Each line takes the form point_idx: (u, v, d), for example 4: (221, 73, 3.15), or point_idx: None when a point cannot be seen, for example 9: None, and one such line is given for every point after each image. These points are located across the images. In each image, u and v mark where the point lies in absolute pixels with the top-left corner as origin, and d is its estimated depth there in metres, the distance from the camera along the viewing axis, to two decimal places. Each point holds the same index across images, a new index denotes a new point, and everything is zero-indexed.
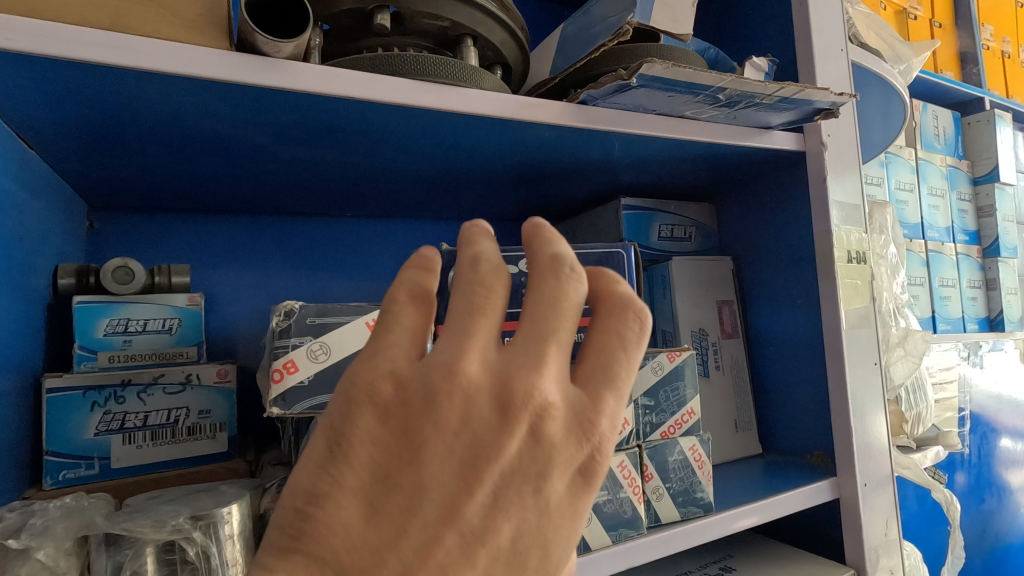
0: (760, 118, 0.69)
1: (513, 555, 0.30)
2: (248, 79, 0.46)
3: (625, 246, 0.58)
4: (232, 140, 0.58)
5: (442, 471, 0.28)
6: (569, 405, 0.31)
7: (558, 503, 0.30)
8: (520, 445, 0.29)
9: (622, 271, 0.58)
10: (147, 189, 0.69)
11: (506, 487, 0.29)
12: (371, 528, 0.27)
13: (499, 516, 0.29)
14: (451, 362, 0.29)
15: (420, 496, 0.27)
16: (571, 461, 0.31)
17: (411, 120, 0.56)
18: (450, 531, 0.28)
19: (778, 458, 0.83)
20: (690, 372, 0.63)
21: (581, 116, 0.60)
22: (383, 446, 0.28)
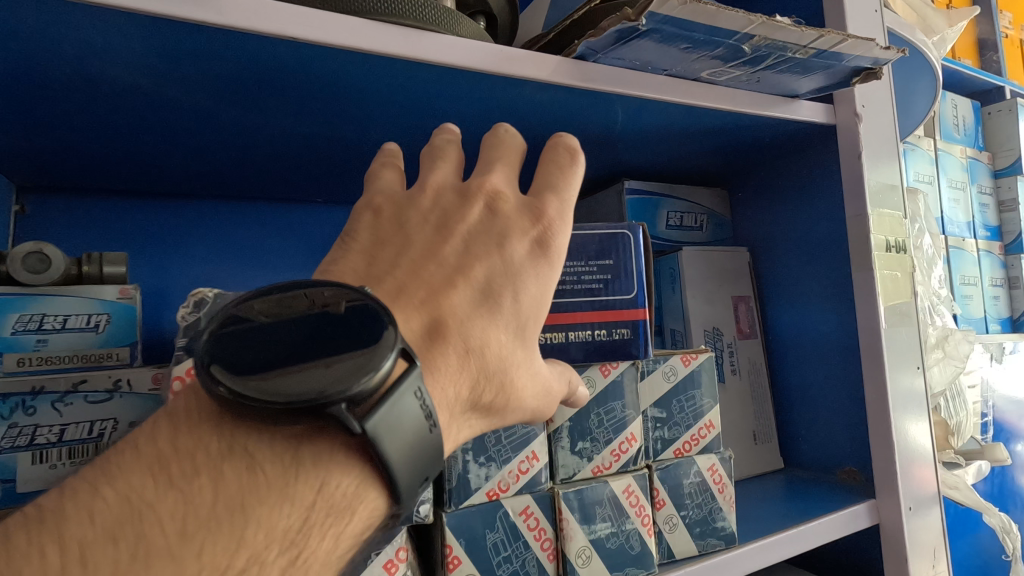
0: (786, 83, 0.60)
1: (487, 294, 0.37)
2: (155, 8, 0.36)
3: (633, 227, 0.48)
4: (161, 101, 0.48)
5: (423, 231, 0.39)
6: (521, 200, 0.40)
7: (521, 263, 0.38)
8: (481, 216, 0.39)
9: (627, 257, 0.48)
10: (77, 166, 0.60)
11: (475, 242, 0.38)
12: (371, 271, 0.37)
13: (472, 263, 0.38)
14: (425, 177, 0.41)
15: (407, 246, 0.38)
16: (527, 231, 0.39)
17: (373, 74, 0.46)
18: (431, 263, 0.37)
19: (804, 475, 0.73)
20: (709, 378, 0.53)
21: (578, 74, 0.50)
22: (380, 229, 0.39)
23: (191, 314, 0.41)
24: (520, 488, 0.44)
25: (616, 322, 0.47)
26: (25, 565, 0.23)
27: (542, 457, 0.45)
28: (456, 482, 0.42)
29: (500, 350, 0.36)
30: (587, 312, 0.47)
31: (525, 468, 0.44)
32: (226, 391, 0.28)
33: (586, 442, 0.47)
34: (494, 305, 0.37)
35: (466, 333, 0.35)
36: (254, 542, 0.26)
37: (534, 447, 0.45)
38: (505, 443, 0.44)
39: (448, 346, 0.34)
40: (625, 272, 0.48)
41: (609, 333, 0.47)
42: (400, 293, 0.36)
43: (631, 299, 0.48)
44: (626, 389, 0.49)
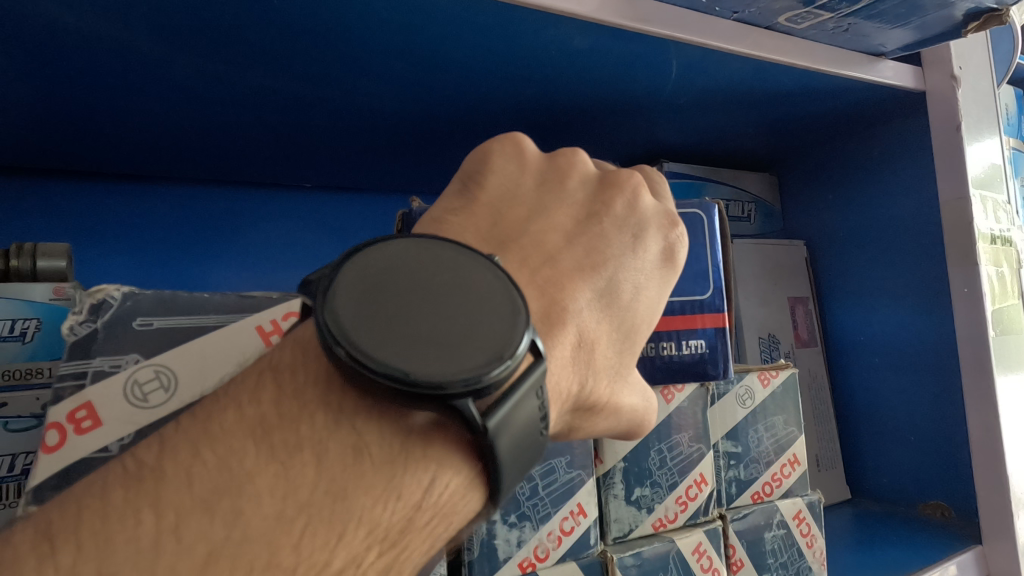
0: (876, 36, 0.49)
1: (610, 290, 0.28)
2: None
3: (706, 206, 0.38)
4: (88, 44, 0.36)
5: (565, 194, 0.29)
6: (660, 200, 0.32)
7: (649, 267, 0.30)
8: (626, 200, 0.30)
9: (698, 244, 0.37)
10: (2, 137, 0.49)
11: (614, 222, 0.29)
12: (495, 230, 0.27)
13: (605, 254, 0.29)
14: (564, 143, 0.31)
15: (537, 216, 0.28)
16: (662, 236, 0.30)
17: (368, 9, 0.35)
18: (562, 245, 0.28)
19: (879, 511, 0.62)
20: (793, 402, 0.42)
21: (630, 12, 0.39)
22: (515, 177, 0.29)
23: (84, 325, 0.31)
24: (563, 555, 0.33)
25: (685, 331, 0.37)
26: (112, 536, 0.17)
27: (591, 512, 0.34)
28: (479, 550, 0.32)
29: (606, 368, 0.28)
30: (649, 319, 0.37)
31: (568, 528, 0.34)
32: (339, 350, 0.19)
33: (645, 487, 0.36)
34: (613, 313, 0.28)
35: (583, 326, 0.27)
36: (352, 542, 0.19)
37: (580, 500, 0.34)
38: (543, 495, 0.33)
39: (566, 331, 0.26)
40: (698, 266, 0.37)
41: (678, 346, 0.37)
42: (525, 269, 0.26)
43: (704, 301, 0.37)
44: (693, 418, 0.38)
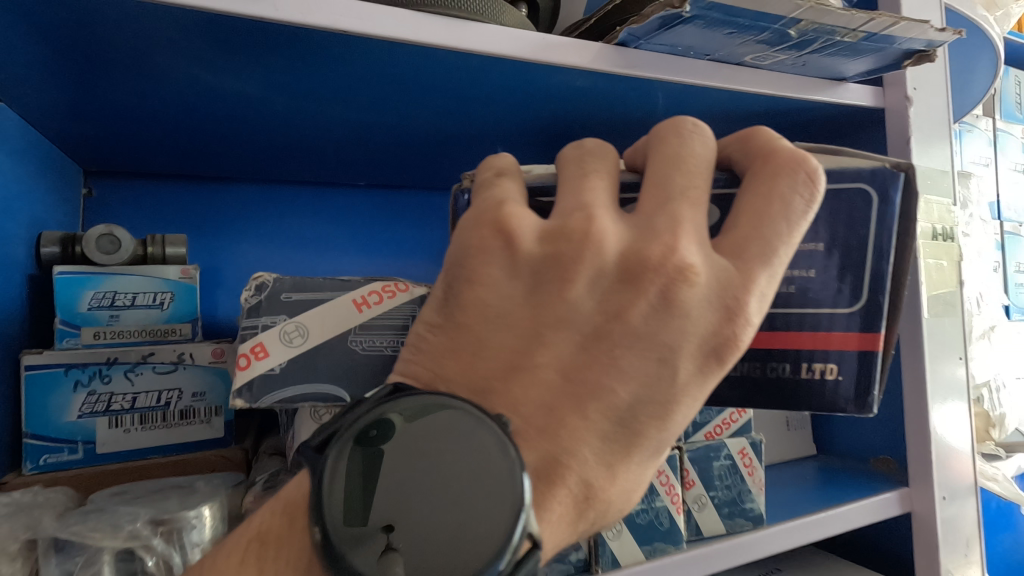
0: (835, 65, 0.58)
1: (621, 421, 0.31)
2: (217, 5, 0.37)
3: (876, 181, 0.40)
4: (211, 87, 0.50)
5: (562, 310, 0.32)
6: (718, 273, 0.31)
7: (674, 385, 0.31)
8: (654, 303, 0.31)
9: (843, 246, 0.41)
10: (138, 149, 0.63)
11: (623, 346, 0.31)
12: (488, 356, 0.32)
13: (620, 377, 0.31)
14: (584, 227, 0.32)
15: (534, 342, 0.32)
16: (692, 348, 0.31)
17: (415, 65, 0.47)
18: (558, 375, 0.31)
19: (837, 462, 0.73)
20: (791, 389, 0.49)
21: (620, 61, 0.50)
22: (507, 290, 0.32)
23: (253, 297, 0.44)
24: None
25: (826, 352, 0.42)
26: None
27: None
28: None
29: (630, 478, 0.32)
30: (804, 339, 0.42)
31: None
32: (319, 532, 0.27)
33: None
34: (634, 439, 0.31)
35: (586, 471, 0.31)
36: None
37: None
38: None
39: (565, 486, 0.30)
40: (862, 276, 0.42)
41: (828, 365, 0.42)
42: (528, 404, 0.31)
43: (843, 315, 0.42)
44: None
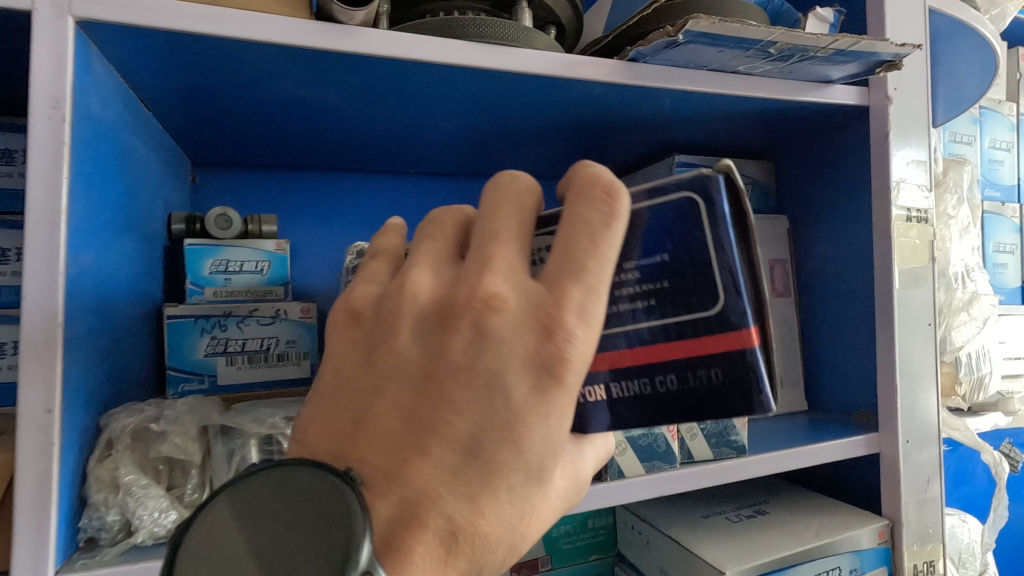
0: (818, 72, 0.67)
1: (466, 454, 0.32)
2: (323, 44, 0.51)
3: (699, 179, 0.33)
4: (305, 99, 0.64)
5: (389, 364, 0.34)
6: (529, 300, 0.31)
7: (511, 410, 0.31)
8: (469, 337, 0.32)
9: (689, 237, 0.33)
10: (241, 146, 0.78)
11: (449, 384, 0.32)
12: (341, 412, 0.35)
13: (454, 410, 0.32)
14: (404, 283, 0.34)
15: (370, 397, 0.34)
16: (522, 369, 0.31)
17: (465, 81, 0.60)
18: (394, 424, 0.33)
19: (822, 414, 0.84)
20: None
21: (630, 74, 0.61)
22: (349, 353, 0.36)
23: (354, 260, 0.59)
24: None
25: (705, 358, 0.34)
26: None
27: None
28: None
29: (502, 505, 0.33)
30: (673, 351, 0.34)
31: None
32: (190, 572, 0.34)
33: None
34: (486, 467, 0.32)
35: (442, 509, 0.32)
36: None
37: None
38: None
39: (422, 530, 0.32)
40: (718, 273, 0.33)
41: (706, 374, 0.34)
42: (376, 452, 0.33)
43: (714, 316, 0.33)
44: None
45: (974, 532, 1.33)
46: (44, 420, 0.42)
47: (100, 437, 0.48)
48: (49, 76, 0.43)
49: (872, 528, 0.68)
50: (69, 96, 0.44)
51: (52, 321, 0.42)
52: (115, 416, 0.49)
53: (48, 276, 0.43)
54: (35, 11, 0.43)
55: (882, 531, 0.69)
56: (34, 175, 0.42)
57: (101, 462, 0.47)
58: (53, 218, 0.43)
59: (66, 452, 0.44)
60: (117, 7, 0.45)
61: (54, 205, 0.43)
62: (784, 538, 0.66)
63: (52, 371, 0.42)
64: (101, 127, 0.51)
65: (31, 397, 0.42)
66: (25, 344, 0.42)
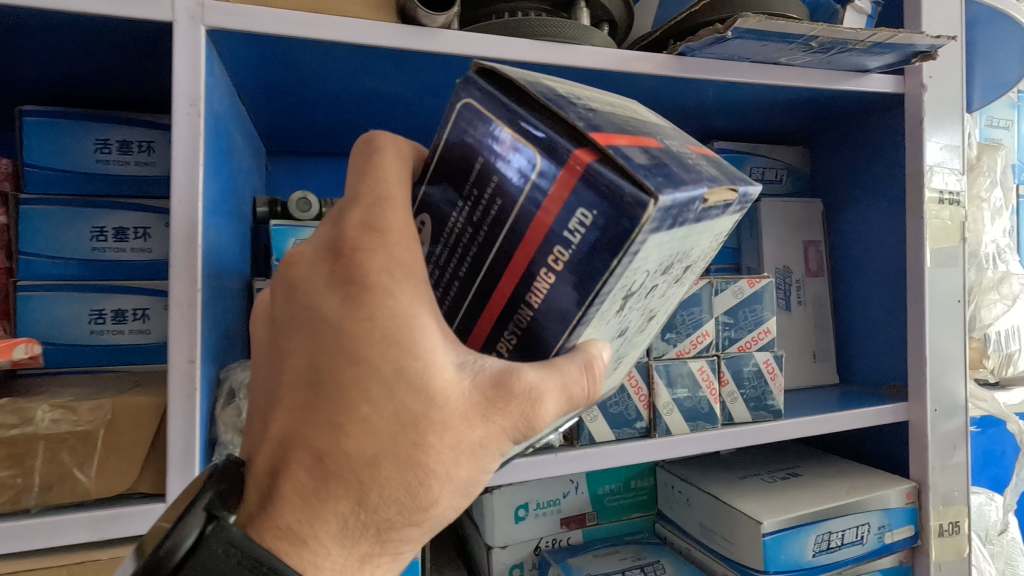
0: (856, 63, 0.71)
1: (309, 387, 0.32)
2: (409, 45, 0.57)
3: (459, 87, 0.34)
4: (381, 93, 0.70)
5: (259, 349, 0.37)
6: (325, 241, 0.33)
7: (329, 327, 0.31)
8: (285, 291, 0.34)
9: (484, 127, 0.33)
10: (315, 136, 0.86)
11: (281, 339, 0.34)
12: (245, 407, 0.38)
13: (289, 356, 0.33)
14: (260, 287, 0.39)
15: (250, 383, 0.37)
16: (326, 291, 0.32)
17: (527, 74, 0.66)
18: (258, 396, 0.35)
19: (853, 386, 0.89)
20: (707, 218, 0.34)
21: (679, 67, 0.66)
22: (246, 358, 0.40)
23: None
24: None
25: (569, 207, 0.31)
26: None
27: None
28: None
29: (360, 419, 0.31)
30: (544, 227, 0.31)
31: None
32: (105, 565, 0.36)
33: (672, 333, 0.67)
34: (322, 390, 0.31)
35: (303, 441, 0.32)
36: None
37: None
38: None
39: (295, 461, 0.32)
40: (534, 141, 0.31)
41: (580, 226, 0.30)
42: (257, 422, 0.35)
43: (548, 166, 0.31)
44: (704, 300, 0.68)
45: (1000, 510, 1.37)
46: (188, 369, 0.50)
47: (222, 387, 0.56)
48: (186, 77, 0.51)
49: (900, 489, 0.73)
50: (202, 95, 0.51)
51: (192, 286, 0.50)
52: (233, 371, 0.58)
53: (188, 248, 0.50)
54: (174, 21, 0.50)
55: (910, 493, 0.74)
56: (177, 162, 0.50)
57: (227, 409, 0.55)
58: (192, 200, 0.51)
59: (203, 397, 0.52)
60: (238, 17, 0.52)
61: (192, 188, 0.51)
62: (816, 496, 0.72)
63: (193, 328, 0.50)
64: (218, 120, 0.58)
65: (178, 349, 0.50)
66: (173, 305, 0.50)
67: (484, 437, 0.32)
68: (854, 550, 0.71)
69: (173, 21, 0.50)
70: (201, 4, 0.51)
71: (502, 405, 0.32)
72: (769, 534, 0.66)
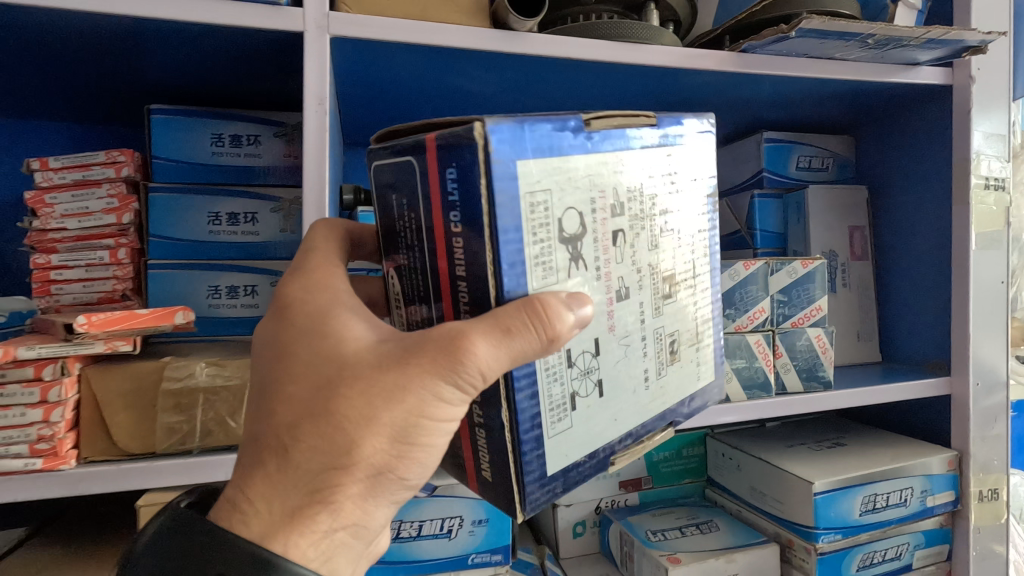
0: (907, 57, 0.76)
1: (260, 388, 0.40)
2: (501, 47, 0.64)
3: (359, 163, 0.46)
4: (463, 90, 0.77)
5: None
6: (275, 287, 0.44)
7: (268, 339, 0.41)
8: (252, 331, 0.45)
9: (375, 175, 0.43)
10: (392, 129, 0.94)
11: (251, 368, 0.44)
12: None
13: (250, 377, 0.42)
14: None
15: None
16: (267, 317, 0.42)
17: (601, 71, 0.72)
18: None
19: (896, 364, 0.93)
20: (588, 146, 0.40)
21: (742, 63, 0.72)
22: None
23: None
24: None
25: (440, 188, 0.37)
26: None
27: None
28: (491, 458, 0.41)
29: (290, 392, 0.38)
30: (436, 205, 0.38)
31: None
32: None
33: (731, 309, 0.73)
34: (266, 388, 0.40)
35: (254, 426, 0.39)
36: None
37: None
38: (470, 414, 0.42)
39: (250, 444, 0.39)
40: (400, 160, 0.40)
41: (450, 196, 0.37)
42: None
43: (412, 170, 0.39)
44: (760, 279, 0.74)
45: None
46: None
47: None
48: (316, 80, 0.58)
49: (942, 456, 0.78)
50: (327, 95, 0.59)
51: None
52: None
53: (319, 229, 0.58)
54: (306, 31, 0.58)
55: (951, 460, 0.79)
56: (308, 155, 0.58)
57: None
58: (320, 187, 0.58)
59: None
60: (357, 26, 0.59)
61: (321, 177, 0.58)
62: (862, 461, 0.77)
63: None
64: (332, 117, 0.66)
65: None
66: None
67: (405, 386, 0.36)
68: (898, 511, 0.76)
69: (305, 32, 0.58)
70: (327, 15, 0.58)
71: (418, 351, 0.37)
72: (821, 493, 0.72)
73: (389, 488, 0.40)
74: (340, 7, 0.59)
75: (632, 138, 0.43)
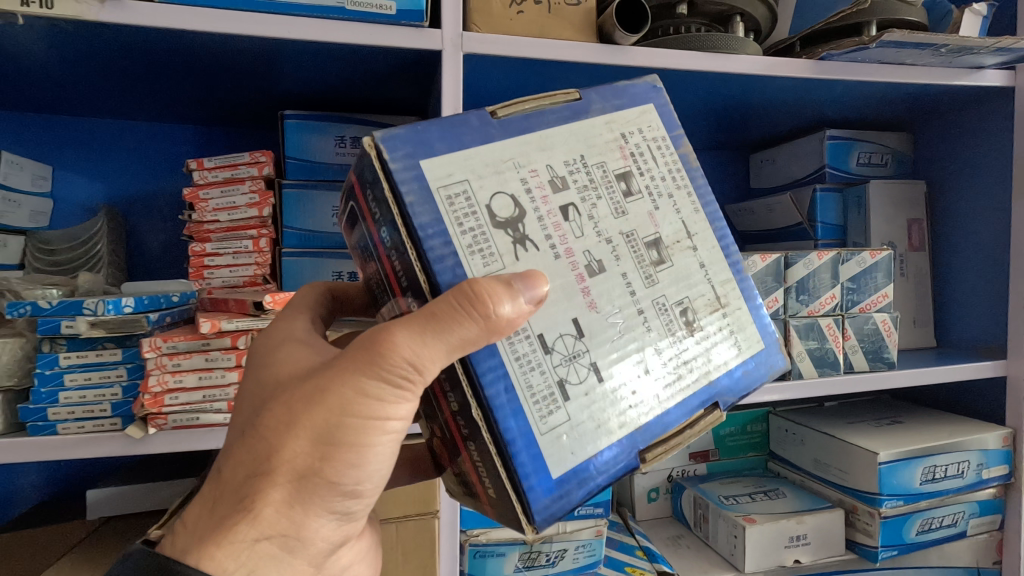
0: (974, 61, 0.81)
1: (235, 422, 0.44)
2: (605, 60, 0.71)
3: None
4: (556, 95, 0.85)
5: None
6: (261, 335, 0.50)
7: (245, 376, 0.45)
8: None
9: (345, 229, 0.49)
10: None
11: None
12: None
13: None
14: None
15: None
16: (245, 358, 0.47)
17: (688, 78, 0.79)
18: None
19: (951, 349, 0.99)
20: (503, 133, 0.42)
21: (820, 69, 0.78)
22: None
23: None
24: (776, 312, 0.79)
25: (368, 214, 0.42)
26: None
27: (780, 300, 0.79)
28: (486, 467, 0.40)
29: (242, 412, 0.41)
30: (371, 231, 0.42)
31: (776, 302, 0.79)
32: None
33: (805, 295, 0.80)
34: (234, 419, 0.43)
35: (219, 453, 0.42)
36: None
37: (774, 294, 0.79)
38: (457, 424, 0.41)
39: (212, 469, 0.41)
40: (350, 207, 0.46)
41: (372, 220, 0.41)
42: None
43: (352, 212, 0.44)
44: (830, 268, 0.81)
45: None
46: None
47: None
48: (451, 91, 0.66)
49: (997, 433, 0.85)
50: (459, 105, 0.67)
51: None
52: None
53: None
54: (443, 49, 0.66)
55: (1006, 437, 0.85)
56: None
57: None
58: None
59: None
60: (485, 43, 0.67)
61: None
62: (921, 437, 0.84)
63: None
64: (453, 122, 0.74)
65: None
66: None
67: (328, 387, 0.37)
68: (955, 481, 0.83)
69: (442, 50, 0.66)
70: (461, 35, 0.67)
71: (345, 351, 0.38)
72: (885, 463, 0.79)
73: (320, 493, 0.38)
74: (471, 28, 0.68)
75: (569, 140, 0.44)
